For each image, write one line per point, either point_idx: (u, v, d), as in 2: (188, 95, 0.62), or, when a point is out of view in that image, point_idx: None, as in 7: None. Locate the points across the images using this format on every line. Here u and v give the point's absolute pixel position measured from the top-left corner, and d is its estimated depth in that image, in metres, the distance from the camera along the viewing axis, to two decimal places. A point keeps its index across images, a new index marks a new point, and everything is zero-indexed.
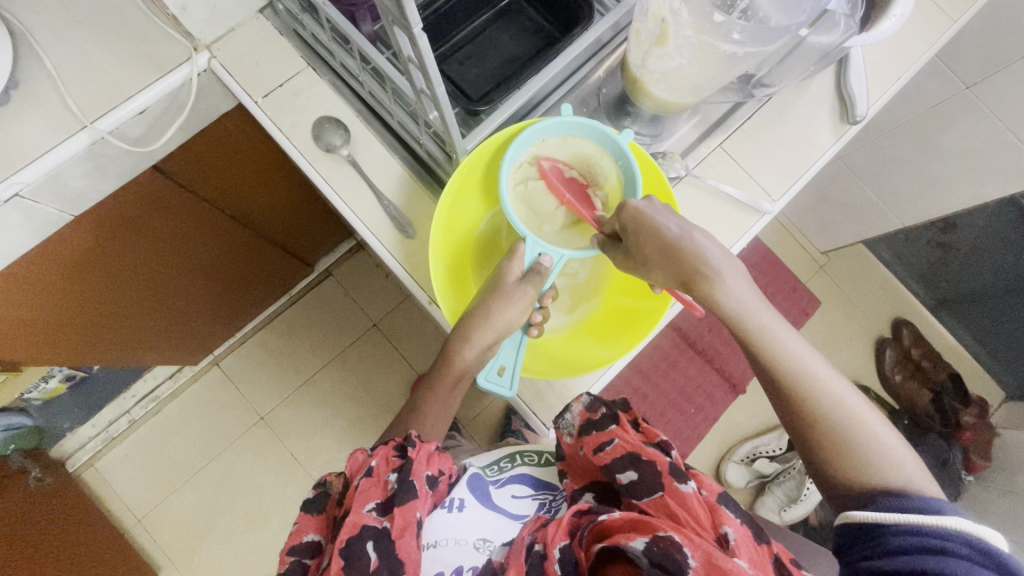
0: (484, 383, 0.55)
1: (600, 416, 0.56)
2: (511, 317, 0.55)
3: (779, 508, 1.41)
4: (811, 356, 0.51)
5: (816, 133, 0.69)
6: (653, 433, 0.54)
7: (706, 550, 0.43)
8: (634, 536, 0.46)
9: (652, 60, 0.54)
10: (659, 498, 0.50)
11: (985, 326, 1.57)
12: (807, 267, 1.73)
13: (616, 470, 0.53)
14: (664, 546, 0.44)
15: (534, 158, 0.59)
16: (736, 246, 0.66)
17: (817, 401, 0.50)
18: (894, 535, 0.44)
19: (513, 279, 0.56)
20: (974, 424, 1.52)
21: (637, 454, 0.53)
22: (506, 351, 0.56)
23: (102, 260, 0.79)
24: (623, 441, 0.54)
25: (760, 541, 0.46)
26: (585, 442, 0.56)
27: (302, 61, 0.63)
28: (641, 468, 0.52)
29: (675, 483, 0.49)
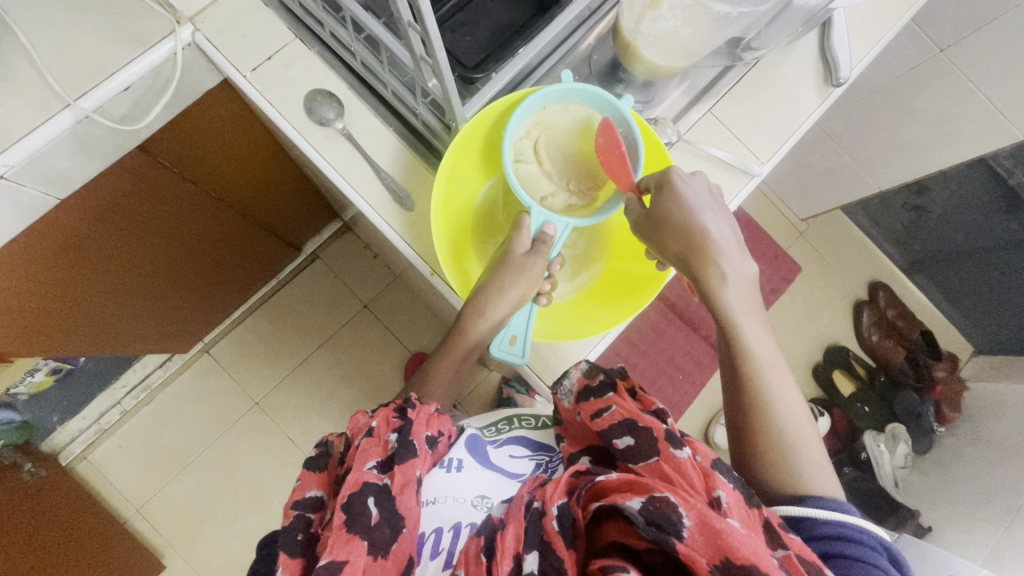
0: (497, 353, 0.57)
1: (598, 384, 0.57)
2: (522, 290, 0.56)
3: None
4: (768, 348, 0.55)
5: (800, 95, 0.71)
6: (651, 401, 0.53)
7: (700, 509, 0.42)
8: (630, 496, 0.45)
9: (645, 24, 0.54)
10: (654, 463, 0.48)
11: (955, 284, 1.65)
12: (788, 234, 1.76)
13: (613, 436, 0.52)
14: (659, 506, 0.43)
15: (536, 127, 0.60)
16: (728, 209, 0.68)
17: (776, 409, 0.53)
18: (823, 524, 0.47)
19: (522, 250, 0.57)
20: (946, 378, 1.62)
21: (633, 420, 0.52)
22: (517, 321, 0.57)
23: (90, 244, 0.78)
24: (621, 408, 0.53)
25: (752, 504, 0.44)
26: (583, 408, 0.57)
27: (289, 34, 0.62)
28: (637, 434, 0.50)
29: (670, 449, 0.48)
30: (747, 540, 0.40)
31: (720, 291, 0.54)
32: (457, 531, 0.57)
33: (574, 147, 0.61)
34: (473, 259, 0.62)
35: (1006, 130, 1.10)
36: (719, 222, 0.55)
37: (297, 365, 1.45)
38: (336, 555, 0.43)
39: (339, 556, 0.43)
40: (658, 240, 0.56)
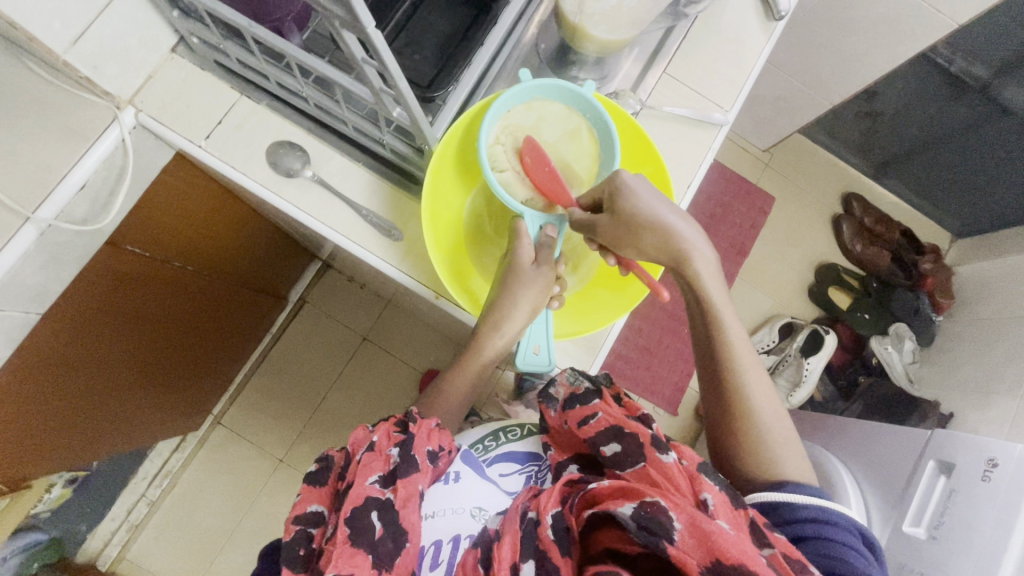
0: (523, 365, 0.55)
1: (584, 391, 0.59)
2: (533, 297, 0.55)
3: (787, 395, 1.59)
4: (742, 339, 0.58)
5: (748, 37, 0.71)
6: (636, 408, 0.56)
7: (690, 513, 0.44)
8: (623, 502, 0.47)
9: (588, 4, 0.56)
10: (642, 470, 0.51)
11: (922, 178, 1.69)
12: (754, 167, 1.79)
13: (600, 443, 0.55)
14: (650, 511, 0.45)
15: (504, 131, 0.60)
16: (706, 162, 0.68)
17: (750, 395, 0.56)
18: (801, 509, 0.50)
19: (528, 255, 0.56)
20: (933, 271, 1.68)
21: (620, 427, 0.55)
22: (536, 331, 0.57)
23: (79, 350, 0.76)
24: (606, 414, 0.56)
25: (739, 506, 0.46)
26: (569, 416, 0.59)
27: (234, 92, 0.61)
28: (624, 440, 0.54)
29: (656, 454, 0.50)
30: (736, 541, 0.41)
31: (701, 284, 0.56)
32: (457, 543, 0.58)
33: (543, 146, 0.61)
34: (477, 275, 0.62)
35: (939, 23, 1.11)
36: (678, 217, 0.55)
37: (314, 412, 1.42)
38: (341, 569, 0.43)
39: (344, 570, 0.44)
40: (632, 241, 0.54)
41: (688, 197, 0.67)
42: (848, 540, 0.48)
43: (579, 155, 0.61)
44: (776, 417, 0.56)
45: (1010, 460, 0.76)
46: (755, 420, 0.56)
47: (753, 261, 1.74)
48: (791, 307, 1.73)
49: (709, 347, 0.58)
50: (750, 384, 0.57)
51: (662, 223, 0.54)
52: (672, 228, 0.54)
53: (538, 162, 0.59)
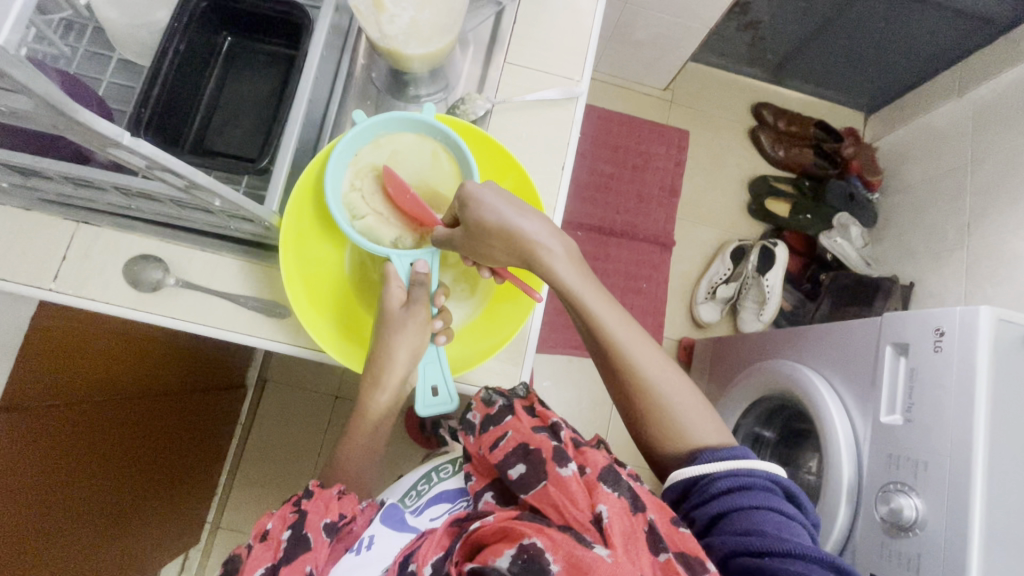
0: (425, 410, 0.54)
1: (496, 410, 0.57)
2: (412, 342, 0.54)
3: (757, 315, 1.60)
4: (624, 321, 0.57)
5: (577, 1, 0.70)
6: (547, 416, 0.56)
7: (566, 549, 0.43)
8: (502, 549, 0.45)
9: (386, 27, 0.53)
10: (543, 488, 0.50)
11: (819, 69, 1.71)
12: (661, 108, 1.79)
13: (508, 466, 0.52)
14: (529, 556, 0.44)
15: (358, 176, 0.58)
16: (574, 138, 0.67)
17: (644, 372, 0.57)
18: (718, 481, 0.53)
19: (397, 301, 0.55)
20: (856, 152, 1.70)
21: (528, 444, 0.53)
22: (430, 370, 0.56)
23: (36, 525, 0.72)
24: (515, 432, 0.54)
25: (636, 511, 0.48)
26: (482, 440, 0.57)
27: (70, 222, 0.57)
28: (530, 459, 0.52)
29: (557, 469, 0.50)
30: (611, 569, 0.42)
31: (558, 277, 0.54)
32: None
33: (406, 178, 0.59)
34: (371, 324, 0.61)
35: None
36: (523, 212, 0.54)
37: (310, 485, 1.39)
38: None
39: None
40: (485, 245, 0.54)
41: (565, 178, 0.66)
42: (767, 502, 0.51)
43: (440, 181, 0.59)
44: (674, 392, 0.57)
45: (954, 323, 0.77)
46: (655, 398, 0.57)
47: (687, 198, 1.75)
48: (737, 229, 1.74)
49: (593, 336, 0.58)
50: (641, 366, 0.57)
51: (509, 227, 0.52)
52: (518, 230, 0.52)
53: (397, 183, 0.57)
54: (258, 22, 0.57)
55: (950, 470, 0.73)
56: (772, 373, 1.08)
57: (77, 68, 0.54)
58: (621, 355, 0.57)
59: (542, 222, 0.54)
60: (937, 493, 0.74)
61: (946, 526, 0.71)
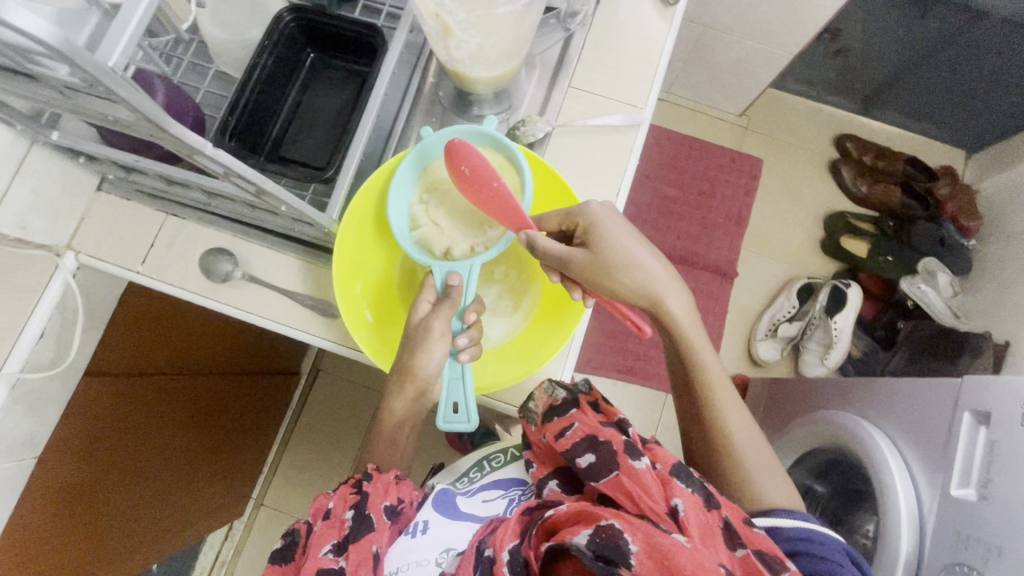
0: (443, 423, 0.54)
1: (561, 402, 0.57)
2: (436, 359, 0.55)
3: (821, 359, 1.51)
4: (721, 376, 0.60)
5: (649, 29, 0.70)
6: (613, 413, 0.55)
7: (646, 532, 0.43)
8: (578, 530, 0.45)
9: (454, 50, 0.55)
10: (616, 477, 0.50)
11: (915, 101, 1.59)
12: (735, 134, 1.73)
13: (576, 455, 0.53)
14: (606, 536, 0.43)
15: (426, 190, 0.61)
16: (631, 166, 0.66)
17: (732, 425, 0.59)
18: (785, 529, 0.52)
19: (424, 311, 0.57)
20: (952, 194, 1.57)
21: (596, 435, 0.53)
22: (453, 388, 0.55)
23: (98, 478, 0.80)
24: (583, 424, 0.54)
25: (711, 507, 0.47)
26: (547, 428, 0.57)
27: (160, 213, 0.63)
28: (599, 449, 0.52)
29: (630, 461, 0.49)
30: (692, 555, 0.41)
31: (676, 317, 0.57)
32: None
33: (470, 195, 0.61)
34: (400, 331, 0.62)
35: None
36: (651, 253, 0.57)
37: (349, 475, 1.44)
38: None
39: None
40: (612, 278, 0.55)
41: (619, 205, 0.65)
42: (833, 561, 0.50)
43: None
44: (758, 456, 0.58)
45: None
46: (739, 456, 0.58)
47: (755, 228, 1.67)
48: (807, 266, 1.65)
49: (689, 382, 0.61)
50: (729, 415, 0.59)
51: (635, 259, 0.55)
52: (644, 264, 0.56)
53: (483, 178, 0.54)
54: (338, 41, 0.60)
55: None
56: (828, 425, 1.01)
57: (180, 77, 0.60)
58: (713, 406, 0.59)
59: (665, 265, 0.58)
60: None
61: None
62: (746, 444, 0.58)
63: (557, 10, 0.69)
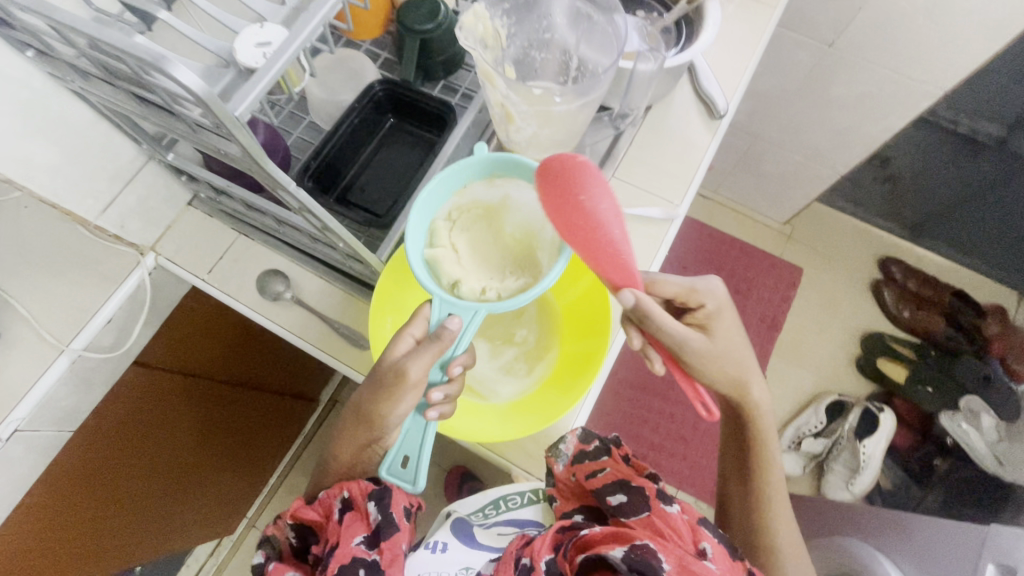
0: (386, 473, 0.55)
1: (594, 447, 0.62)
2: (402, 410, 0.53)
3: (846, 482, 1.43)
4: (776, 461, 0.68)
5: (693, 136, 0.76)
6: (642, 467, 0.63)
7: (678, 555, 0.53)
8: (615, 544, 0.53)
9: (513, 133, 0.63)
10: (645, 517, 0.57)
11: (965, 236, 1.59)
12: (777, 241, 1.75)
13: (607, 494, 0.60)
14: (641, 553, 0.52)
15: (457, 209, 0.58)
16: (659, 256, 0.71)
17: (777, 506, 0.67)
18: None
19: (404, 349, 0.54)
20: (1002, 334, 1.51)
21: (625, 479, 0.60)
22: (410, 441, 0.56)
23: (114, 460, 0.85)
24: (615, 470, 0.61)
25: (733, 556, 0.56)
26: (578, 471, 0.61)
27: (234, 232, 0.72)
28: (630, 492, 0.59)
29: (660, 505, 0.57)
30: None
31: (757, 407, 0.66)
32: None
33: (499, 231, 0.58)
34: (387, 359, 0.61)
35: (925, 91, 1.09)
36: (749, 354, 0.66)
37: None
38: None
39: None
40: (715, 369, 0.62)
41: None
42: None
43: (537, 242, 0.57)
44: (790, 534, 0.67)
45: None
46: (778, 531, 0.66)
47: (788, 335, 1.65)
48: (839, 382, 1.60)
49: (746, 459, 0.69)
50: (778, 499, 0.67)
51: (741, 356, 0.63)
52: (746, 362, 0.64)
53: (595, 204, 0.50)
54: (416, 111, 0.69)
55: None
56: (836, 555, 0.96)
57: (280, 122, 0.70)
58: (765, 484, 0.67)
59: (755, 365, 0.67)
60: None
61: None
62: (782, 523, 0.67)
63: (611, 109, 0.75)
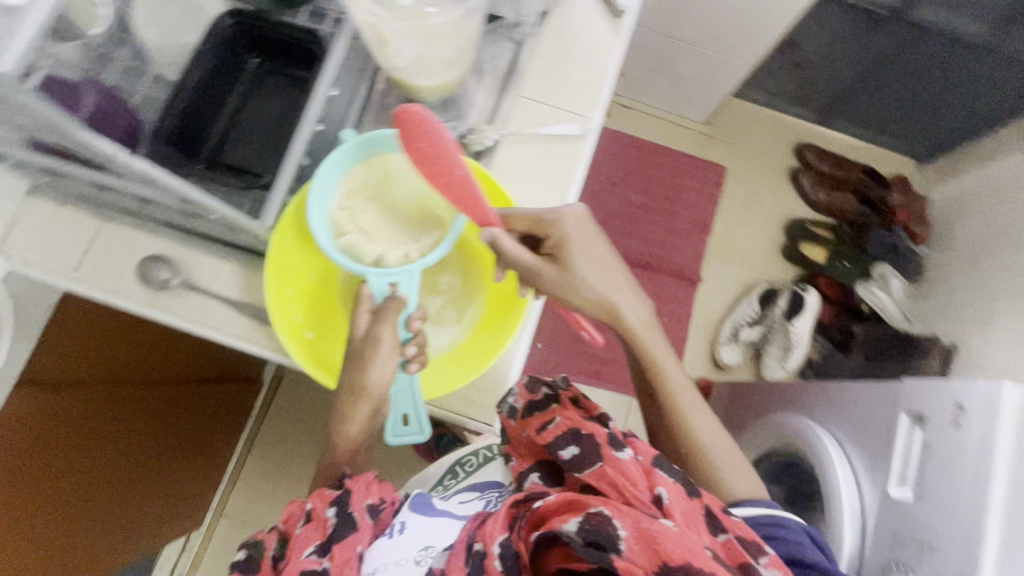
0: (394, 436, 0.55)
1: (541, 397, 0.57)
2: (380, 372, 0.53)
3: (781, 362, 1.54)
4: (674, 374, 0.66)
5: (596, 40, 0.71)
6: (593, 407, 0.54)
7: (634, 518, 0.42)
8: (567, 516, 0.43)
9: (393, 58, 0.55)
10: (599, 468, 0.49)
11: (870, 112, 1.65)
12: (699, 142, 1.76)
13: (559, 448, 0.53)
14: (595, 523, 0.42)
15: (347, 195, 0.59)
16: (578, 176, 0.67)
17: (690, 421, 0.65)
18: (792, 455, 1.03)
19: (365, 321, 0.55)
20: (905, 203, 1.62)
21: (578, 428, 0.52)
22: (403, 400, 0.55)
23: (51, 484, 0.78)
24: (565, 418, 0.54)
25: (692, 497, 0.47)
26: (529, 424, 0.58)
27: (94, 219, 0.62)
28: (581, 441, 0.51)
29: (613, 452, 0.49)
30: (678, 539, 0.40)
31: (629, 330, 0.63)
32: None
33: (387, 196, 0.60)
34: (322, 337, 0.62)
35: None
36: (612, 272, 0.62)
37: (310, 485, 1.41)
38: None
39: None
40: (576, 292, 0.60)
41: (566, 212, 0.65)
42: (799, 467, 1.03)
43: (431, 203, 0.60)
44: (714, 443, 0.64)
45: (975, 400, 0.72)
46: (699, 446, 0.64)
47: (719, 237, 1.70)
48: (769, 272, 1.68)
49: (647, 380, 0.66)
50: (688, 411, 0.65)
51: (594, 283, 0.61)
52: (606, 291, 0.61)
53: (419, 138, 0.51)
54: (281, 48, 0.60)
55: (957, 559, 0.67)
56: (784, 430, 1.03)
57: None
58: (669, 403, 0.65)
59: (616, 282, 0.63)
60: None
61: None
62: (705, 434, 0.64)
63: (502, 18, 0.69)
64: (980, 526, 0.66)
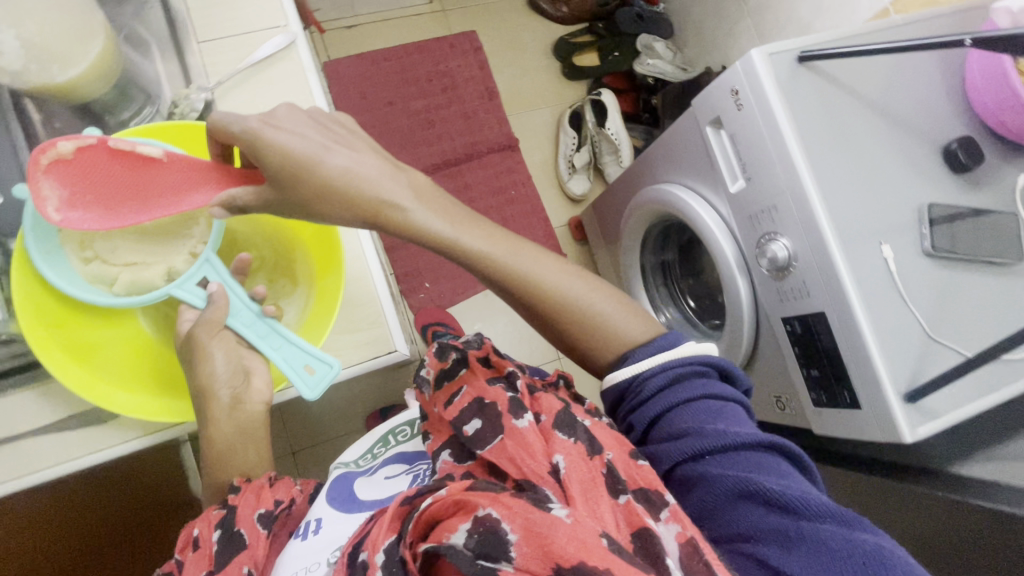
0: (312, 389, 0.53)
1: (451, 363, 0.54)
2: (221, 359, 0.54)
3: (618, 163, 1.65)
4: (512, 255, 0.57)
5: None
6: (504, 365, 0.54)
7: (523, 517, 0.36)
8: (458, 521, 0.38)
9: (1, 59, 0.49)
10: (499, 442, 0.47)
11: None
12: (438, 21, 1.71)
13: (463, 423, 0.50)
14: (483, 530, 0.37)
15: (82, 249, 0.55)
16: (315, 83, 0.63)
17: (551, 289, 0.58)
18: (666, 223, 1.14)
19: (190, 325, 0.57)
20: None
21: (482, 397, 0.51)
22: (298, 354, 0.55)
23: None
24: (470, 386, 0.52)
25: (595, 457, 0.44)
26: (438, 399, 0.54)
27: None
28: (484, 412, 0.50)
29: (512, 420, 0.48)
30: (570, 531, 0.36)
31: (416, 227, 0.55)
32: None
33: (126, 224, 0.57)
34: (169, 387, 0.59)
35: None
36: (345, 157, 0.54)
37: None
38: None
39: None
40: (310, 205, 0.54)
41: None
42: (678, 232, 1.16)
43: None
44: (585, 294, 0.59)
45: (741, 79, 0.82)
46: (572, 306, 0.58)
47: (509, 95, 1.73)
48: (565, 100, 1.77)
49: (488, 278, 0.57)
50: (544, 280, 0.58)
51: (332, 177, 0.53)
52: (358, 181, 0.54)
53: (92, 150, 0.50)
54: None
55: (794, 205, 0.79)
56: (645, 204, 1.12)
57: None
58: (531, 282, 0.57)
59: (370, 168, 0.55)
60: (794, 227, 0.80)
61: (809, 249, 0.78)
62: (572, 293, 0.58)
63: None
64: (794, 172, 0.78)
